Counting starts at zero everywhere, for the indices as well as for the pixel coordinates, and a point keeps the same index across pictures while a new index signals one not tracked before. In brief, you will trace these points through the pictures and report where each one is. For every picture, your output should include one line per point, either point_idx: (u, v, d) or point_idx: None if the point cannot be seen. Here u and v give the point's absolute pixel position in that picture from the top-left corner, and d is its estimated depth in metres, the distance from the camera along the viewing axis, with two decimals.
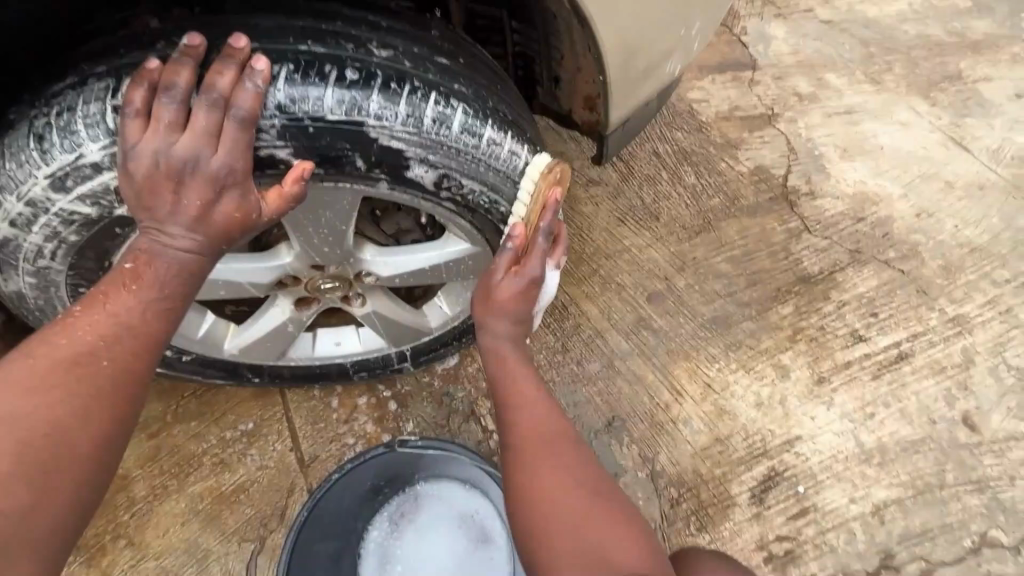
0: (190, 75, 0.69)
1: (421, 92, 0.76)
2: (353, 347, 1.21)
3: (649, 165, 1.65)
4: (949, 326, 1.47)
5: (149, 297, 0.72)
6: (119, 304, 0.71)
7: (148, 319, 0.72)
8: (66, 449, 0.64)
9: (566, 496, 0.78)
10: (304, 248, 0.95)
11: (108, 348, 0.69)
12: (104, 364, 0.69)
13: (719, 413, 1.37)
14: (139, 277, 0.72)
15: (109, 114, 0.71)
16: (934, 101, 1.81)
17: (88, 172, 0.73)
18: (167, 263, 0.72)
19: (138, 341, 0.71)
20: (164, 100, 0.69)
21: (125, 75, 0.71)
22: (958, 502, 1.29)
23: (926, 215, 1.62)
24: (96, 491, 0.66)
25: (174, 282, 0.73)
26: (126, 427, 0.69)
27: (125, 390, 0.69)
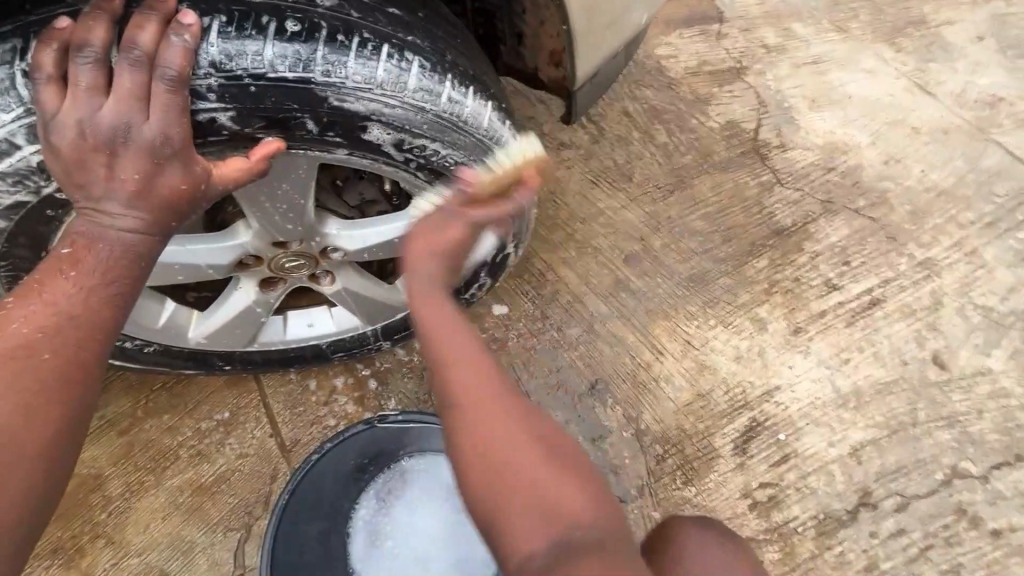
0: (107, 33, 0.63)
1: (372, 45, 0.71)
2: (326, 327, 1.17)
3: (619, 124, 1.61)
4: (917, 270, 1.50)
5: (90, 283, 0.67)
6: (57, 292, 0.66)
7: (91, 308, 0.67)
8: (11, 449, 0.60)
9: (521, 467, 0.62)
10: (263, 225, 0.90)
11: (49, 340, 0.65)
12: (46, 359, 0.64)
13: (699, 369, 1.38)
14: (76, 262, 0.67)
15: (19, 79, 0.64)
16: (899, 47, 1.80)
17: (5, 148, 0.67)
18: (110, 245, 0.67)
19: (83, 331, 0.66)
20: (80, 63, 0.63)
21: (32, 35, 0.64)
22: (930, 437, 1.34)
23: (894, 162, 1.63)
24: (48, 494, 0.62)
25: (117, 266, 0.68)
26: (78, 426, 0.65)
27: (71, 386, 0.65)
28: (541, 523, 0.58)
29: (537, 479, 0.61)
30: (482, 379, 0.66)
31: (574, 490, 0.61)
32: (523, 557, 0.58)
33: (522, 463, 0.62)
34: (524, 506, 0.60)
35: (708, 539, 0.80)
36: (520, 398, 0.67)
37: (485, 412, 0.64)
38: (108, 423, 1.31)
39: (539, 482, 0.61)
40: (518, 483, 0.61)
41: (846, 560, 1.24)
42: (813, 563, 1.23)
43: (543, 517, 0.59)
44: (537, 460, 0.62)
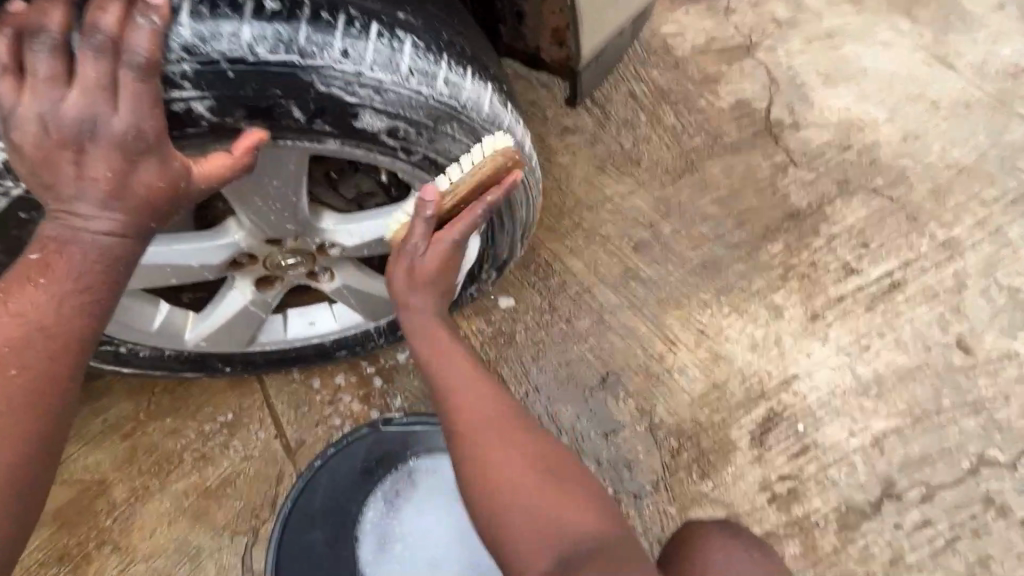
0: (64, 17, 0.58)
1: (359, 23, 0.66)
2: (328, 325, 1.14)
3: (625, 107, 1.55)
4: (940, 251, 1.45)
5: (62, 291, 0.63)
6: (27, 301, 0.62)
7: (65, 317, 0.63)
8: None
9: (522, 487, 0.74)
10: (256, 223, 0.86)
11: (15, 355, 0.61)
12: (13, 375, 0.61)
13: (713, 358, 1.34)
14: (46, 268, 0.63)
15: None
16: (917, 18, 1.72)
17: None
18: (82, 248, 0.63)
19: (53, 344, 0.63)
20: (39, 51, 0.58)
21: None
22: (956, 425, 1.29)
23: (913, 138, 1.56)
24: (20, 511, 0.61)
25: (93, 271, 0.64)
26: (50, 442, 0.62)
27: (39, 403, 0.62)
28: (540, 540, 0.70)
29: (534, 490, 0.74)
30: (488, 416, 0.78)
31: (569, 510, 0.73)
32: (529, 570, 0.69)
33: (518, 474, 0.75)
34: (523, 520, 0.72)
35: (740, 545, 0.80)
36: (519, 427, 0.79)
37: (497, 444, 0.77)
38: (109, 428, 1.28)
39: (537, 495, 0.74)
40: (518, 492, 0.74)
41: (870, 553, 1.20)
42: (836, 557, 1.20)
43: (540, 523, 0.71)
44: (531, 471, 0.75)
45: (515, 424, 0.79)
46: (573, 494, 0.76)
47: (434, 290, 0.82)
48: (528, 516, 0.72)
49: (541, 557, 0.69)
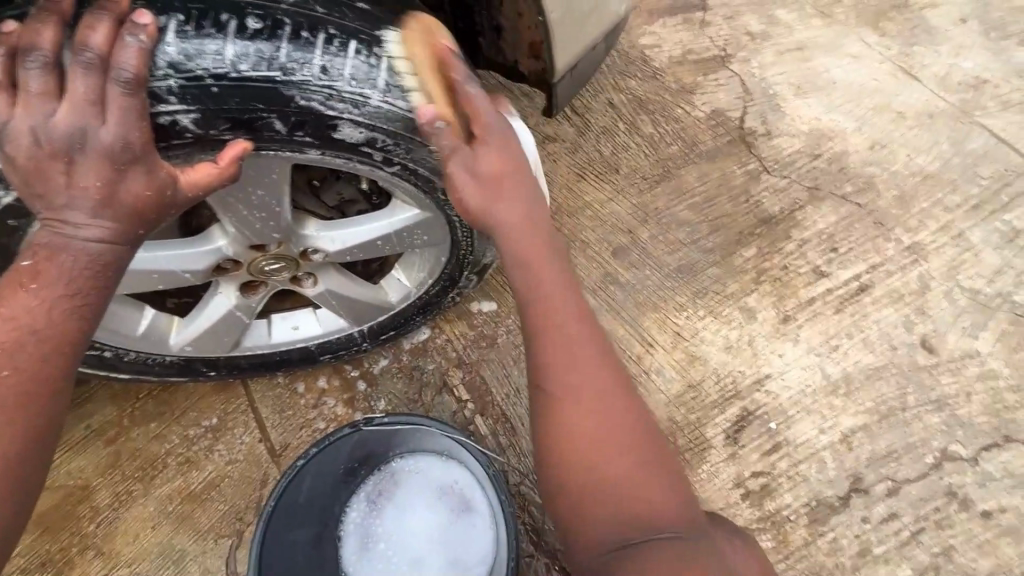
0: (56, 36, 0.61)
1: (338, 40, 0.70)
2: (311, 330, 1.16)
3: (605, 116, 1.60)
4: (905, 255, 1.51)
5: (53, 296, 0.65)
6: (18, 306, 0.64)
7: (56, 321, 0.65)
8: None
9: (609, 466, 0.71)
10: (238, 230, 0.88)
11: (10, 357, 0.63)
12: (6, 374, 0.63)
13: (690, 360, 1.38)
14: (38, 274, 0.65)
15: None
16: (883, 31, 1.79)
17: None
18: (72, 255, 0.65)
19: (47, 345, 0.65)
20: (30, 67, 0.60)
21: None
22: (920, 422, 1.34)
23: (880, 146, 1.63)
24: (14, 511, 0.63)
25: (83, 277, 0.66)
26: (43, 441, 0.65)
27: (32, 404, 0.64)
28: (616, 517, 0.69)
29: (623, 476, 0.71)
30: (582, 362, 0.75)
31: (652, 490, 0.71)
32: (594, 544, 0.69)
33: (615, 455, 0.72)
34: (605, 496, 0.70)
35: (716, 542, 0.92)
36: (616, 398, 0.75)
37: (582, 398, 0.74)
38: (93, 433, 1.29)
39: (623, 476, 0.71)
40: (614, 481, 0.71)
41: (839, 546, 1.25)
42: (807, 550, 1.24)
43: (629, 516, 0.69)
44: (625, 450, 0.72)
45: (608, 384, 0.75)
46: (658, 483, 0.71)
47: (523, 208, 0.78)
48: (612, 502, 0.70)
49: (607, 535, 0.69)
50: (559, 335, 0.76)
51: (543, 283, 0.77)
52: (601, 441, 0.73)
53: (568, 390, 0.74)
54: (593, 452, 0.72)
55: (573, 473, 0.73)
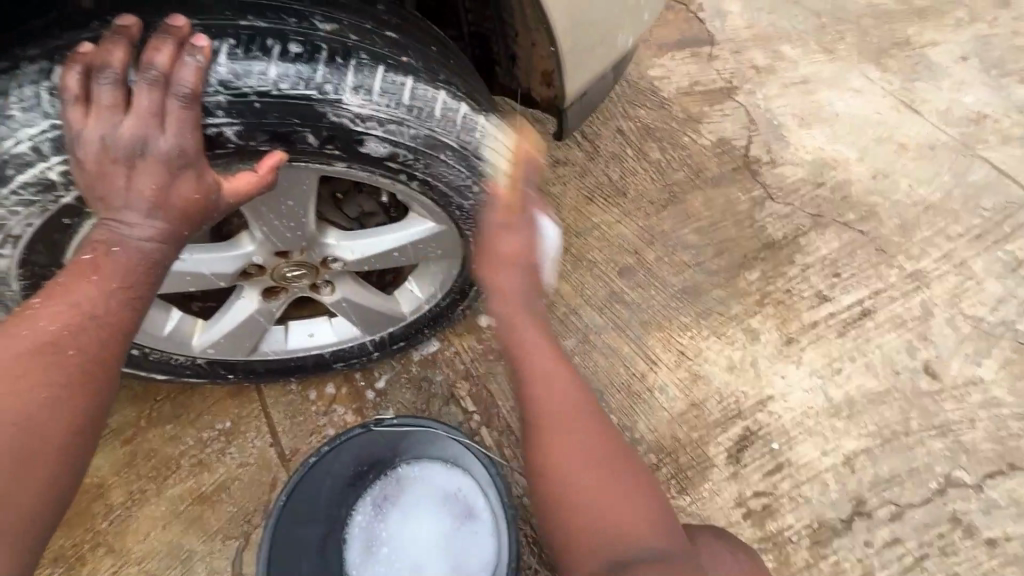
0: (125, 56, 0.68)
1: (369, 65, 0.76)
2: (326, 338, 1.21)
3: (614, 142, 1.67)
4: (907, 281, 1.53)
5: (111, 288, 0.71)
6: (80, 295, 0.69)
7: (113, 311, 0.71)
8: (38, 443, 0.62)
9: (592, 490, 0.73)
10: (265, 237, 0.94)
11: (74, 337, 0.68)
12: (69, 355, 0.67)
13: (693, 379, 1.41)
14: (99, 267, 0.71)
15: (45, 96, 0.68)
16: (885, 67, 1.86)
17: (29, 159, 0.70)
18: (128, 251, 0.72)
19: (105, 331, 0.70)
20: (102, 82, 0.67)
21: (58, 56, 0.69)
22: (923, 447, 1.35)
23: (882, 176, 1.67)
24: (64, 489, 0.64)
25: (137, 272, 0.72)
26: (97, 423, 0.68)
27: (89, 385, 0.67)
28: (602, 542, 0.70)
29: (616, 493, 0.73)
30: (565, 393, 0.78)
31: (639, 514, 0.72)
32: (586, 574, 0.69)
33: (608, 475, 0.74)
34: (592, 519, 0.71)
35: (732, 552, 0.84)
36: (598, 424, 0.78)
37: (562, 426, 0.76)
38: (112, 432, 1.34)
39: (604, 496, 0.72)
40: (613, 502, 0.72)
41: (841, 569, 1.24)
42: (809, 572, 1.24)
43: (615, 538, 0.70)
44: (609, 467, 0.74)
45: (592, 413, 0.78)
46: (648, 513, 0.73)
47: (505, 264, 0.85)
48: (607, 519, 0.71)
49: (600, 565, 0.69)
50: (540, 376, 0.79)
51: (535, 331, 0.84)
52: (591, 460, 0.74)
53: (559, 417, 0.76)
54: (585, 471, 0.74)
55: (565, 504, 0.73)
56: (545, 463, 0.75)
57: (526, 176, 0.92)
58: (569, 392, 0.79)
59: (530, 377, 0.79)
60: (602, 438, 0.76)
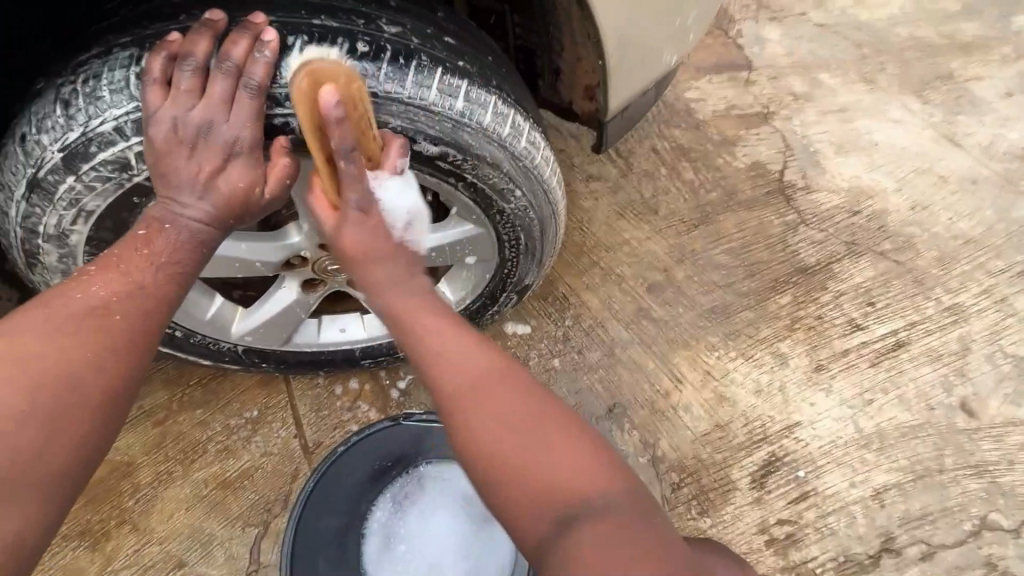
0: (207, 47, 0.73)
1: (428, 66, 0.79)
2: (357, 333, 1.24)
3: (648, 160, 1.68)
4: (945, 315, 1.50)
5: (160, 263, 0.77)
6: (131, 266, 0.75)
7: (160, 284, 0.77)
8: (78, 399, 0.67)
9: (509, 444, 0.67)
10: (313, 228, 0.98)
11: (122, 304, 0.73)
12: (117, 319, 0.72)
13: (718, 400, 1.39)
14: (150, 242, 0.77)
15: (133, 81, 0.73)
16: (927, 100, 1.84)
17: (111, 137, 0.74)
18: (179, 230, 0.78)
19: (151, 302, 0.75)
20: (184, 65, 0.73)
21: (148, 45, 0.74)
22: (959, 486, 1.31)
23: (921, 208, 1.65)
24: (94, 448, 0.68)
25: (184, 249, 0.79)
26: (132, 388, 0.72)
27: (131, 351, 0.72)
28: (527, 496, 0.64)
29: (549, 458, 0.66)
30: (467, 372, 0.73)
31: (562, 464, 0.65)
32: (531, 538, 0.63)
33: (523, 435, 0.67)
34: (514, 473, 0.66)
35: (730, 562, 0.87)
36: (513, 393, 0.71)
37: (468, 400, 0.71)
38: (144, 413, 1.38)
39: (521, 453, 0.66)
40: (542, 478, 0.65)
41: None
42: None
43: (545, 491, 0.64)
44: (523, 441, 0.67)
45: (500, 388, 0.72)
46: (579, 463, 0.66)
47: (371, 253, 0.82)
48: (529, 471, 0.65)
49: (535, 517, 0.63)
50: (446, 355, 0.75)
51: (464, 374, 0.73)
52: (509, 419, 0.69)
53: (469, 392, 0.71)
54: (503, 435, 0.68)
55: (494, 470, 0.67)
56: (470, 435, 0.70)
57: (313, 135, 0.73)
58: (470, 368, 0.73)
59: (439, 374, 0.74)
60: (517, 407, 0.70)
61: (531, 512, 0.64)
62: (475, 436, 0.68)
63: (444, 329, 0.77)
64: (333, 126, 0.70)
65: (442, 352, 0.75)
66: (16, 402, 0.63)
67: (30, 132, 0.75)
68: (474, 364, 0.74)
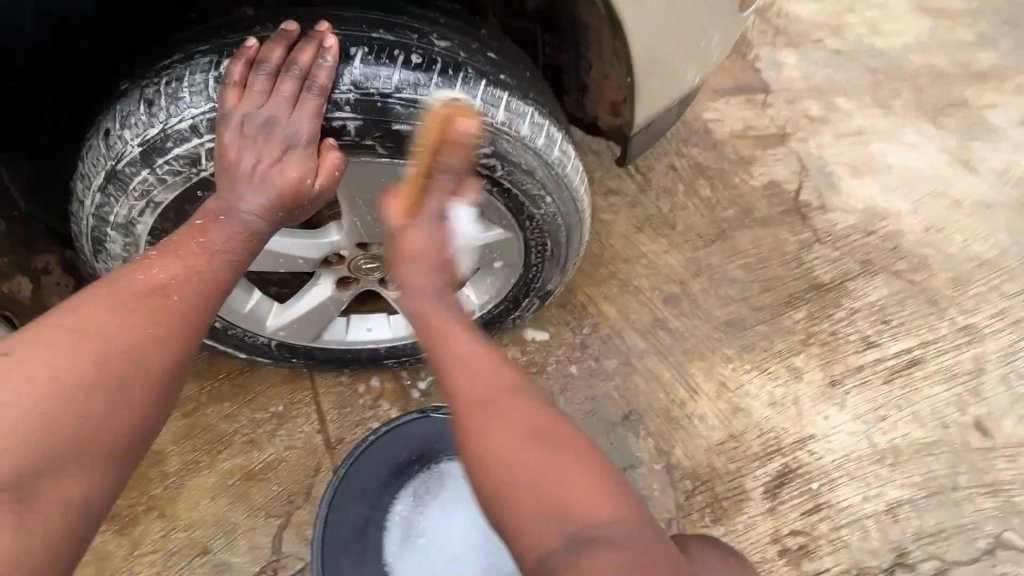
0: (281, 54, 0.82)
1: (474, 78, 0.86)
2: (384, 333, 1.29)
3: (666, 177, 1.73)
4: (959, 335, 1.52)
5: (214, 250, 0.83)
6: (189, 253, 0.81)
7: (215, 269, 0.82)
8: (144, 372, 0.71)
9: (515, 454, 0.69)
10: (353, 227, 1.04)
11: (181, 286, 0.78)
12: (176, 300, 0.77)
13: (733, 411, 1.41)
14: (206, 232, 0.83)
15: (211, 83, 0.81)
16: (941, 125, 1.88)
17: (186, 135, 0.81)
18: (234, 222, 0.84)
19: (207, 285, 0.81)
20: (260, 67, 0.81)
21: (226, 52, 0.82)
22: (972, 503, 1.33)
23: (935, 230, 1.68)
24: (154, 417, 0.73)
25: (238, 239, 0.85)
26: (189, 364, 0.77)
27: (190, 329, 0.77)
28: (528, 509, 0.66)
29: (551, 473, 0.67)
30: (479, 378, 0.74)
31: (569, 477, 0.67)
32: (531, 552, 0.65)
33: (532, 445, 0.69)
34: (517, 483, 0.67)
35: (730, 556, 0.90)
36: (523, 401, 0.73)
37: (477, 408, 0.72)
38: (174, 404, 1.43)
39: (527, 463, 0.68)
40: (555, 496, 0.66)
41: None
42: None
43: (548, 506, 0.65)
44: (531, 451, 0.68)
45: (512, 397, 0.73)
46: (586, 478, 0.67)
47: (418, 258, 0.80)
48: (536, 483, 0.67)
49: (536, 533, 0.65)
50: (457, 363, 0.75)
51: (480, 384, 0.73)
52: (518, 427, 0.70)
53: (478, 400, 0.72)
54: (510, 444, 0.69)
55: (498, 480, 0.69)
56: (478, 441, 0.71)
57: (453, 159, 0.81)
58: (481, 376, 0.74)
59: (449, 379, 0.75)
60: (528, 415, 0.71)
61: (530, 527, 0.65)
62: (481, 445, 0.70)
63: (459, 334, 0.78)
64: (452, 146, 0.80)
65: (459, 358, 0.75)
66: (86, 370, 0.68)
67: (114, 128, 0.82)
68: (487, 371, 0.75)
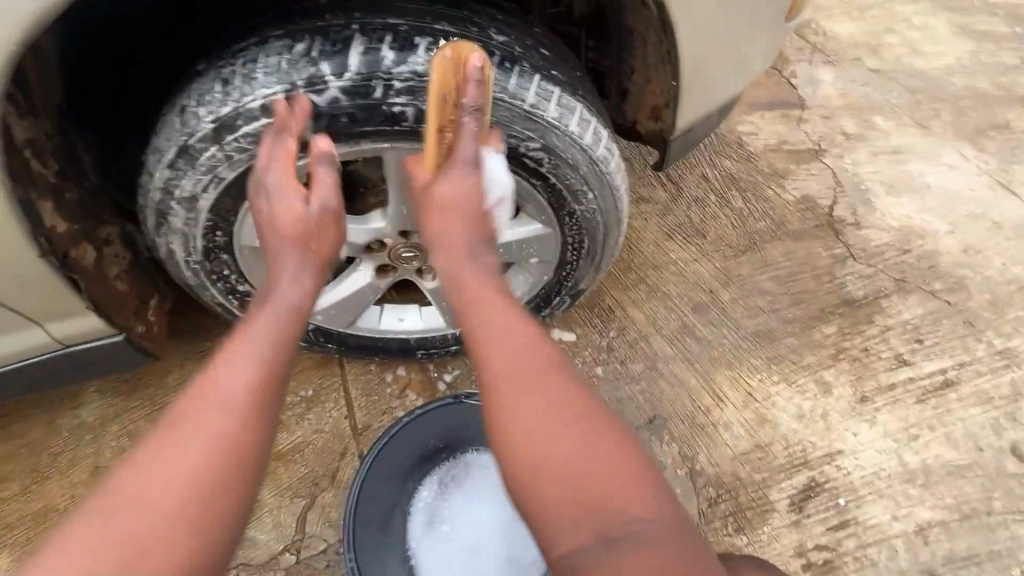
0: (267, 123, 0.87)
1: (529, 72, 0.89)
2: (415, 324, 1.32)
3: (698, 187, 1.74)
4: (996, 358, 1.49)
5: (252, 349, 0.76)
6: (223, 363, 0.75)
7: (256, 367, 0.75)
8: (203, 503, 0.66)
9: (551, 438, 0.72)
10: (397, 213, 1.07)
11: (216, 399, 0.72)
12: (215, 414, 0.71)
13: (759, 421, 1.40)
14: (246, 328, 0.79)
15: (286, 64, 0.85)
16: (982, 147, 1.86)
17: (255, 114, 0.86)
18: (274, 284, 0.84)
19: (247, 392, 0.73)
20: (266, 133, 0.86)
21: (302, 36, 0.86)
22: (1006, 529, 1.30)
23: (974, 251, 1.65)
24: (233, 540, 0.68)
25: (281, 328, 0.79)
26: (249, 474, 0.70)
27: (238, 442, 0.70)
28: (558, 492, 0.71)
29: (584, 457, 0.72)
30: (512, 361, 0.77)
31: (602, 465, 0.71)
32: (562, 542, 0.70)
33: (565, 427, 0.73)
34: (548, 464, 0.72)
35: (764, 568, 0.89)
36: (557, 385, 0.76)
37: (511, 388, 0.76)
38: None
39: (560, 447, 0.72)
40: (589, 485, 0.70)
41: None
42: None
43: (580, 491, 0.70)
44: (563, 435, 0.73)
45: (547, 380, 0.76)
46: (618, 464, 0.72)
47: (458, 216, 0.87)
48: (566, 468, 0.71)
49: (568, 517, 0.70)
50: (487, 342, 0.79)
51: (513, 361, 0.77)
52: (549, 410, 0.74)
53: (511, 382, 0.76)
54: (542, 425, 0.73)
55: (528, 462, 0.73)
56: (510, 421, 0.75)
57: (473, 95, 0.79)
58: (515, 357, 0.77)
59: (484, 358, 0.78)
60: (560, 397, 0.75)
61: (562, 510, 0.70)
62: (512, 427, 0.74)
63: (491, 312, 0.82)
64: (471, 85, 0.78)
65: (484, 330, 0.79)
66: (148, 521, 0.64)
67: (189, 105, 0.88)
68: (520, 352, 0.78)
